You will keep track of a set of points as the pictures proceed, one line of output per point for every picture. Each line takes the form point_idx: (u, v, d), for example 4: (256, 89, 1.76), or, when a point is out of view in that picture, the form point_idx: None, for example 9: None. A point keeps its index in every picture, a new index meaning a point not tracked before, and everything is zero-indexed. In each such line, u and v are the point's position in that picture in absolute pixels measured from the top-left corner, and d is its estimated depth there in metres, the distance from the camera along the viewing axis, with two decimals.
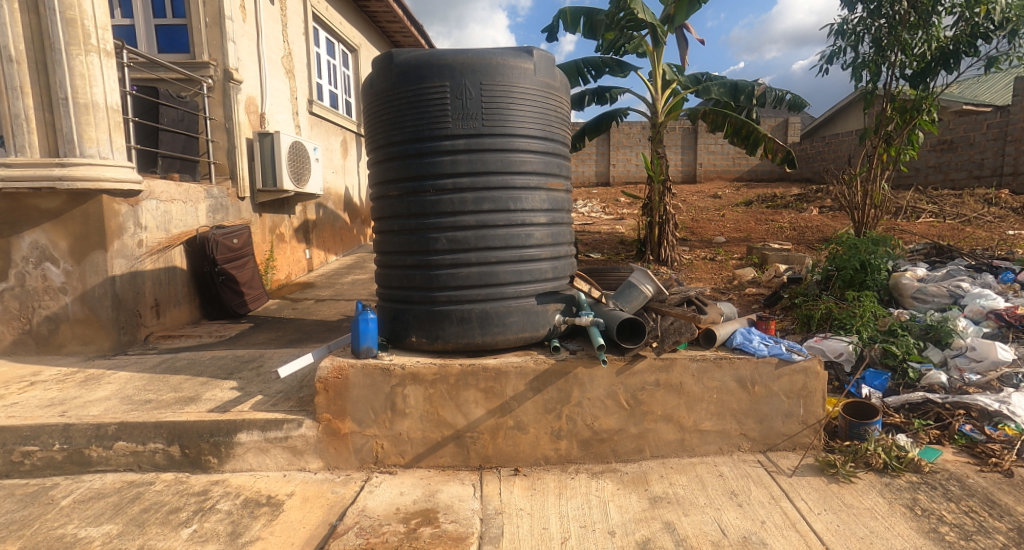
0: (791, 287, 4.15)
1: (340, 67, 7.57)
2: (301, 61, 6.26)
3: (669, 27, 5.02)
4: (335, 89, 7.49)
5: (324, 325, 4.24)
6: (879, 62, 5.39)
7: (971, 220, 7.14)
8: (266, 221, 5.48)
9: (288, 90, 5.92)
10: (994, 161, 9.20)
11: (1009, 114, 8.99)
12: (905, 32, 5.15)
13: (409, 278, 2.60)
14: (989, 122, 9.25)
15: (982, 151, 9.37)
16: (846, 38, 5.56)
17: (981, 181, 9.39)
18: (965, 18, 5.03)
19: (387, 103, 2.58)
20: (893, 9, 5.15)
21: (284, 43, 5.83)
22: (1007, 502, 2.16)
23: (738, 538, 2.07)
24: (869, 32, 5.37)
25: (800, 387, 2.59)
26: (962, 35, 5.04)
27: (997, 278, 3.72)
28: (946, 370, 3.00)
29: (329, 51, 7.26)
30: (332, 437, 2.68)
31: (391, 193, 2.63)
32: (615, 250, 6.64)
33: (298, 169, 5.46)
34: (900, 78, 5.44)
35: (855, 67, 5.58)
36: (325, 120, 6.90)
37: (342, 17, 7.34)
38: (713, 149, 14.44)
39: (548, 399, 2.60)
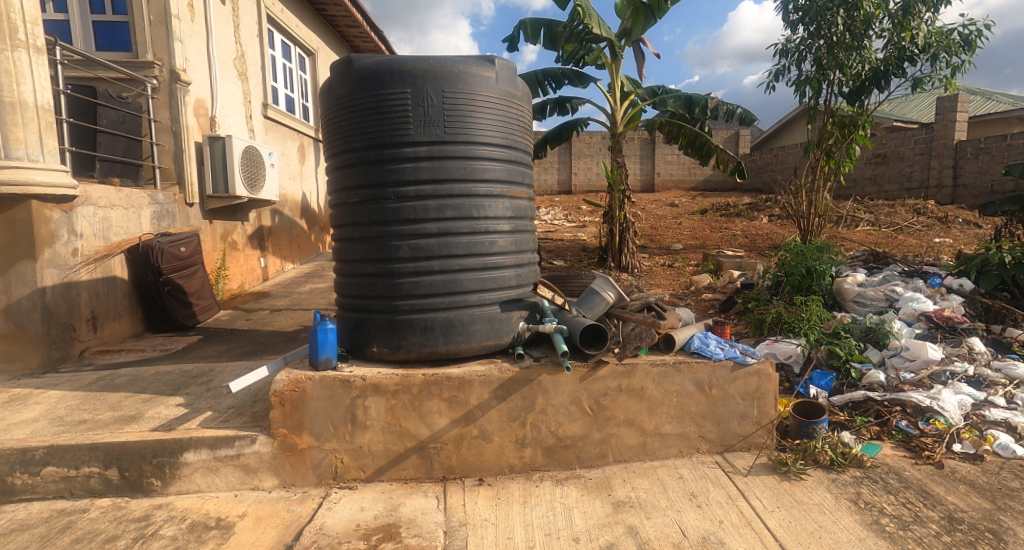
0: (744, 293, 4.34)
1: (296, 71, 7.37)
2: (254, 63, 6.06)
3: (626, 41, 5.15)
4: (291, 93, 7.28)
5: (280, 336, 4.08)
6: (819, 80, 5.73)
7: (903, 229, 7.69)
8: (217, 229, 5.24)
9: (240, 94, 5.72)
10: (921, 174, 9.92)
11: (933, 131, 9.76)
12: (842, 52, 5.50)
13: (370, 287, 2.55)
14: (916, 138, 10.01)
15: (911, 165, 10.11)
16: (790, 56, 5.91)
17: (910, 193, 10.11)
18: (894, 42, 5.45)
19: (347, 109, 2.55)
20: (831, 31, 5.47)
21: (235, 45, 5.63)
22: (939, 492, 2.33)
23: (698, 539, 2.14)
24: (811, 51, 5.71)
25: (755, 388, 2.69)
26: (890, 58, 5.48)
27: (926, 283, 3.97)
28: (884, 369, 3.18)
29: (285, 54, 7.06)
30: (288, 453, 2.58)
31: (351, 200, 2.58)
32: (577, 257, 6.73)
33: (252, 174, 5.25)
34: (838, 95, 5.80)
35: (799, 84, 5.92)
36: (280, 125, 6.69)
37: (298, 20, 7.16)
38: (670, 160, 14.93)
39: (512, 407, 2.60)
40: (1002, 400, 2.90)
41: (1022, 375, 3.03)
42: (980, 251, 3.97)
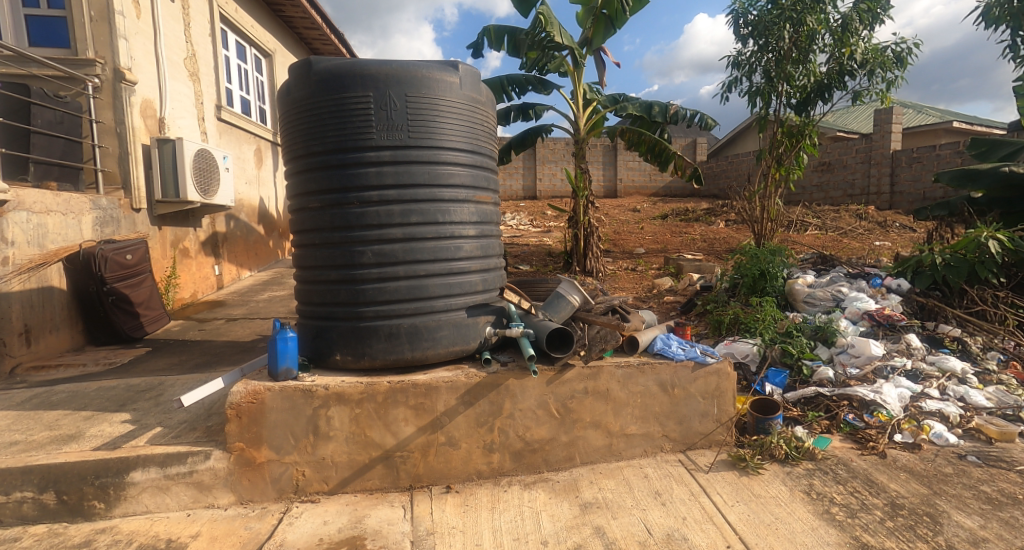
0: (703, 295, 4.48)
1: (252, 73, 7.14)
2: (206, 64, 5.83)
3: (588, 50, 5.26)
4: (247, 95, 7.04)
5: (237, 347, 3.91)
6: (769, 92, 5.99)
7: (847, 233, 8.14)
8: (167, 236, 5.00)
9: (191, 95, 5.49)
10: (862, 181, 10.55)
11: (872, 141, 10.38)
12: (789, 66, 5.80)
13: (333, 293, 2.50)
14: (857, 147, 10.64)
15: (853, 172, 10.73)
16: (741, 68, 6.19)
17: (853, 199, 10.71)
18: (835, 57, 5.78)
19: (307, 112, 2.50)
20: (778, 45, 5.74)
21: (186, 44, 5.40)
22: (883, 480, 2.47)
23: (662, 536, 2.20)
24: (760, 64, 5.98)
25: (714, 387, 2.78)
26: (832, 72, 5.81)
27: (868, 283, 4.23)
28: (832, 365, 3.35)
29: (239, 55, 6.82)
30: (246, 468, 2.48)
31: (312, 205, 2.53)
32: (543, 262, 6.78)
33: (204, 178, 5.04)
34: (787, 106, 6.08)
35: (750, 95, 6.19)
36: (235, 128, 6.45)
37: (254, 20, 6.94)
38: (631, 166, 15.27)
39: (479, 413, 2.59)
40: (937, 392, 3.11)
41: (952, 368, 3.27)
42: (915, 252, 4.24)
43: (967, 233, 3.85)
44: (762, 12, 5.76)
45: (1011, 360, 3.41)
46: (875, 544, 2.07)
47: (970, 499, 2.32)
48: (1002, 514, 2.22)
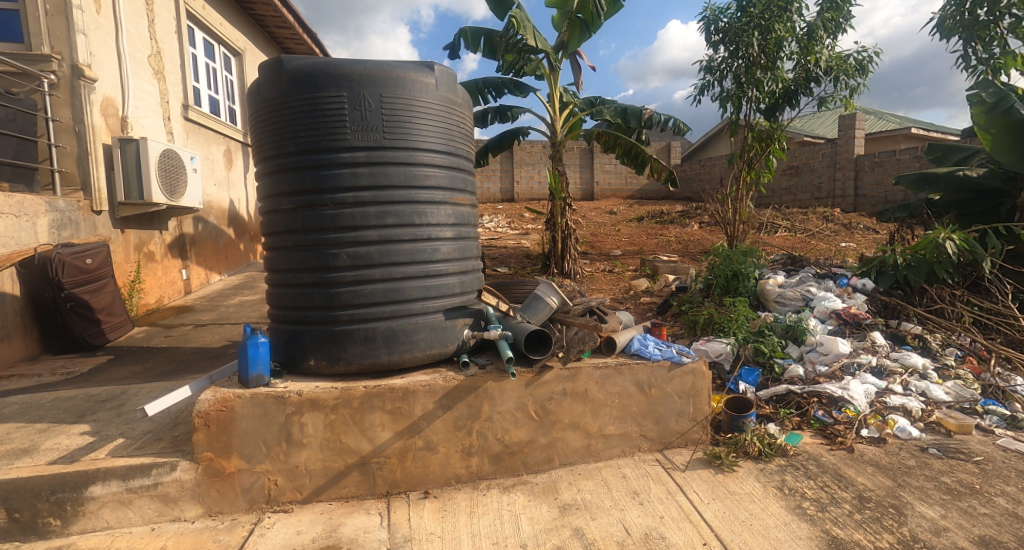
0: (678, 296, 4.55)
1: (221, 72, 6.94)
2: (172, 62, 5.66)
3: (563, 53, 5.30)
4: (215, 94, 6.85)
5: (205, 353, 3.78)
6: (739, 96, 6.19)
7: (815, 234, 8.40)
8: (130, 239, 4.81)
9: (156, 93, 5.31)
10: (828, 184, 10.92)
11: (837, 146, 10.75)
12: (758, 71, 5.99)
13: (306, 297, 2.44)
14: (823, 152, 11.01)
15: (820, 176, 11.09)
16: (713, 73, 6.35)
17: (820, 202, 11.07)
18: (802, 64, 5.96)
19: (278, 112, 2.45)
20: (748, 51, 5.93)
21: (150, 41, 5.23)
22: (851, 474, 2.55)
23: (641, 536, 2.21)
24: (731, 70, 6.17)
25: (690, 386, 2.82)
26: (799, 78, 5.99)
27: (835, 283, 4.37)
28: (802, 363, 3.44)
29: (207, 53, 6.64)
30: (215, 479, 2.39)
31: (284, 206, 2.47)
32: (521, 264, 6.78)
33: (170, 180, 4.88)
34: (757, 111, 6.28)
35: (721, 100, 6.36)
36: (204, 128, 6.26)
37: (223, 18, 6.76)
38: (608, 169, 15.43)
39: (457, 416, 2.57)
40: (900, 387, 3.23)
41: (914, 364, 3.40)
42: (879, 252, 4.40)
43: (926, 235, 3.91)
44: (732, 20, 5.92)
45: (969, 355, 3.57)
46: (844, 537, 2.13)
47: (932, 490, 2.41)
48: (962, 503, 2.31)
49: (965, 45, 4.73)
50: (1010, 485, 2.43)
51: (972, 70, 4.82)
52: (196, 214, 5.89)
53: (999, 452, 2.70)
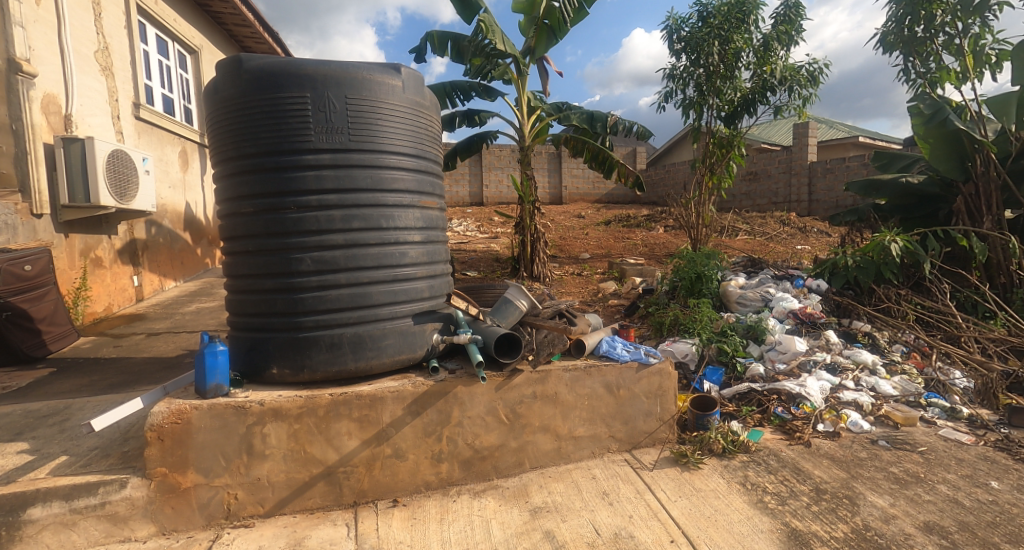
0: (645, 297, 4.64)
1: (175, 70, 6.65)
2: (122, 59, 5.39)
3: (530, 58, 5.34)
4: (169, 93, 6.55)
5: (160, 363, 3.60)
6: (701, 104, 6.34)
7: (773, 238, 8.73)
8: (75, 244, 4.54)
9: (104, 91, 5.05)
10: (784, 190, 11.38)
11: (792, 153, 11.21)
12: (718, 80, 6.20)
13: (269, 303, 2.36)
14: (779, 159, 11.47)
15: (776, 182, 11.55)
16: (676, 81, 6.53)
17: (777, 206, 11.52)
18: (758, 74, 6.22)
19: (237, 111, 2.37)
20: (708, 61, 6.13)
21: (96, 37, 4.97)
22: (808, 468, 2.65)
23: (610, 536, 2.24)
24: (693, 78, 6.35)
25: (657, 387, 2.87)
26: (756, 87, 6.25)
27: (792, 284, 4.55)
28: (763, 362, 3.56)
29: (160, 50, 6.35)
30: (169, 495, 2.28)
31: (244, 210, 2.39)
32: (491, 267, 6.77)
33: (119, 181, 4.64)
34: (717, 118, 6.47)
35: (684, 107, 6.53)
36: (157, 127, 5.98)
37: (177, 14, 6.48)
38: (576, 173, 15.59)
39: (427, 422, 2.53)
40: (852, 383, 3.39)
41: (865, 360, 3.58)
42: (832, 254, 4.61)
43: (873, 237, 4.14)
44: (694, 30, 6.14)
45: (913, 351, 3.78)
46: (803, 529, 2.21)
47: (882, 480, 2.53)
48: (908, 491, 2.44)
49: (905, 59, 5.00)
50: (951, 473, 2.58)
51: (913, 83, 5.09)
52: (148, 217, 5.61)
53: (941, 442, 2.87)
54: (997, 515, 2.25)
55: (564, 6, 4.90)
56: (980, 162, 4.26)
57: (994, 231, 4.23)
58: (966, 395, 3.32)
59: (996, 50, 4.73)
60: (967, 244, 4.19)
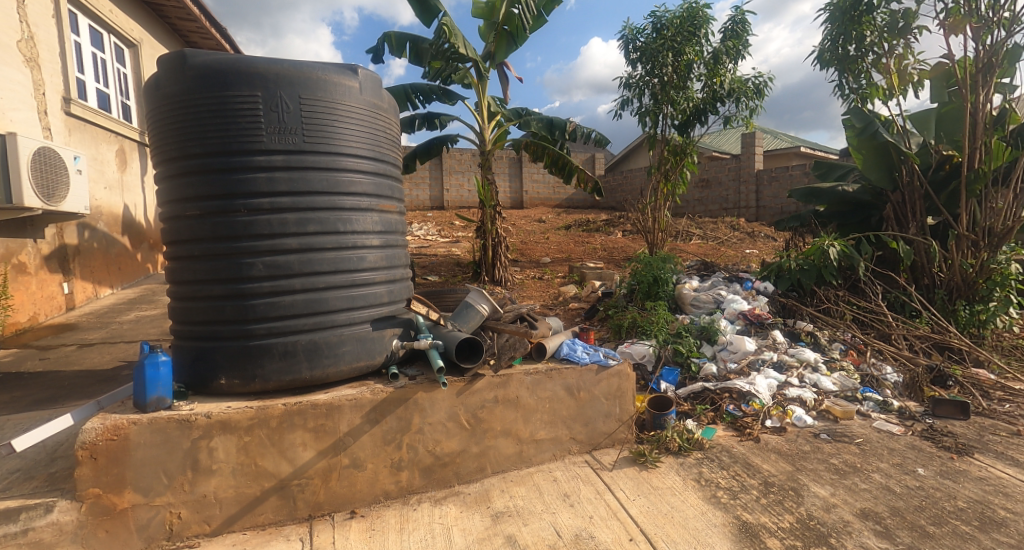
0: (605, 301, 4.73)
1: (111, 64, 6.24)
2: (51, 50, 5.02)
3: (491, 63, 5.34)
4: (105, 88, 6.11)
5: (97, 376, 3.35)
6: (656, 112, 6.57)
7: (724, 242, 9.08)
8: None
9: (29, 84, 4.68)
10: (734, 196, 11.87)
11: (741, 161, 11.70)
12: (672, 90, 6.41)
13: (217, 311, 2.25)
14: (729, 167, 11.96)
15: (726, 189, 12.04)
16: (632, 89, 6.73)
17: (728, 212, 11.99)
18: (709, 85, 6.44)
19: (181, 109, 2.25)
20: (662, 71, 6.36)
21: (20, 25, 4.60)
22: (758, 462, 2.77)
23: (571, 537, 2.25)
24: (648, 87, 6.56)
25: (616, 388, 2.92)
26: (707, 98, 6.46)
27: (742, 286, 4.75)
28: (715, 361, 3.71)
29: (95, 42, 5.94)
30: (104, 518, 2.13)
31: (189, 212, 2.26)
32: (452, 272, 6.71)
33: (47, 181, 4.30)
34: (671, 127, 6.64)
35: (640, 115, 6.74)
36: (91, 124, 5.58)
37: (113, 4, 6.10)
38: (536, 178, 15.69)
39: (386, 430, 2.47)
40: (797, 380, 3.57)
41: (807, 358, 3.77)
42: (778, 257, 4.86)
43: (813, 241, 4.40)
44: (648, 40, 6.34)
45: (850, 349, 4.02)
46: (753, 521, 2.31)
47: (824, 471, 2.68)
48: (847, 481, 2.59)
49: (839, 76, 5.27)
50: (884, 462, 2.76)
51: (846, 97, 5.38)
52: (80, 220, 5.22)
53: (875, 433, 3.07)
54: (924, 500, 2.43)
55: (523, 12, 4.91)
56: (906, 172, 4.59)
57: (918, 236, 4.57)
58: (896, 389, 3.57)
59: (917, 70, 5.12)
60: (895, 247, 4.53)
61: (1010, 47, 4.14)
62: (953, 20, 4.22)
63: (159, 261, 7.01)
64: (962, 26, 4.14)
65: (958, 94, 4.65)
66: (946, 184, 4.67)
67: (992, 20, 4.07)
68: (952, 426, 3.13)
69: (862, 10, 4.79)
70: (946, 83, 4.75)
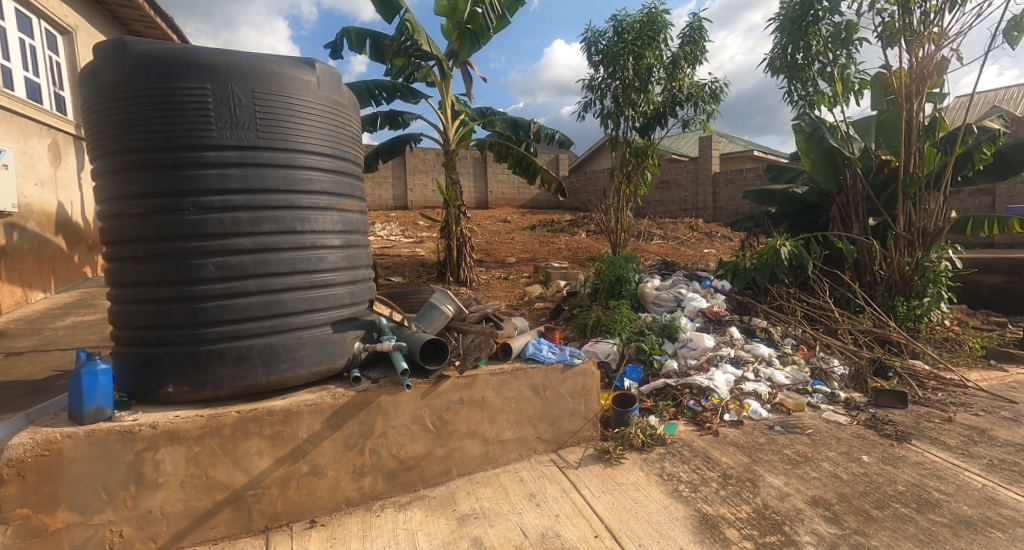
0: (570, 300, 4.77)
1: (43, 51, 5.83)
2: None
3: (454, 62, 5.29)
4: (35, 77, 5.71)
5: (32, 386, 3.12)
6: (618, 114, 6.71)
7: (684, 242, 9.34)
8: None
9: None
10: (692, 198, 12.22)
11: (698, 163, 12.06)
12: (633, 93, 6.55)
13: (163, 315, 2.13)
14: (687, 169, 12.31)
15: (686, 190, 12.39)
16: (595, 91, 6.84)
17: (687, 213, 12.34)
18: (669, 89, 6.62)
19: (121, 101, 2.12)
20: (624, 74, 6.50)
21: None
22: (717, 455, 2.86)
23: (537, 536, 2.26)
24: (610, 90, 6.70)
25: (581, 386, 2.94)
26: (667, 101, 6.62)
27: (701, 284, 4.88)
28: (676, 358, 3.80)
29: (23, 28, 5.54)
30: (35, 539, 1.98)
31: (131, 210, 2.13)
32: (417, 272, 6.62)
33: None
34: (632, 129, 6.75)
35: (603, 117, 6.84)
36: (20, 116, 5.20)
37: None
38: (501, 178, 15.67)
39: (348, 435, 2.40)
40: (752, 374, 3.71)
41: (762, 353, 3.92)
42: (734, 256, 5.06)
43: (767, 240, 4.63)
44: (610, 43, 6.47)
45: (802, 344, 4.20)
46: (713, 513, 2.37)
47: (777, 462, 2.79)
48: (799, 470, 2.71)
49: (788, 83, 5.50)
50: (832, 450, 2.90)
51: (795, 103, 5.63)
52: (7, 219, 4.85)
53: (824, 423, 3.22)
54: (868, 485, 2.56)
55: (486, 11, 4.87)
56: (849, 175, 4.85)
57: (861, 235, 4.85)
58: (843, 381, 3.76)
59: (859, 79, 5.37)
60: (841, 247, 4.77)
61: (939, 59, 4.43)
62: (889, 33, 4.51)
63: (99, 263, 6.59)
64: (897, 38, 4.43)
65: (894, 103, 4.91)
66: (885, 188, 5.00)
67: (923, 34, 4.34)
68: (893, 414, 3.32)
69: (809, 21, 5.10)
70: (884, 92, 4.99)
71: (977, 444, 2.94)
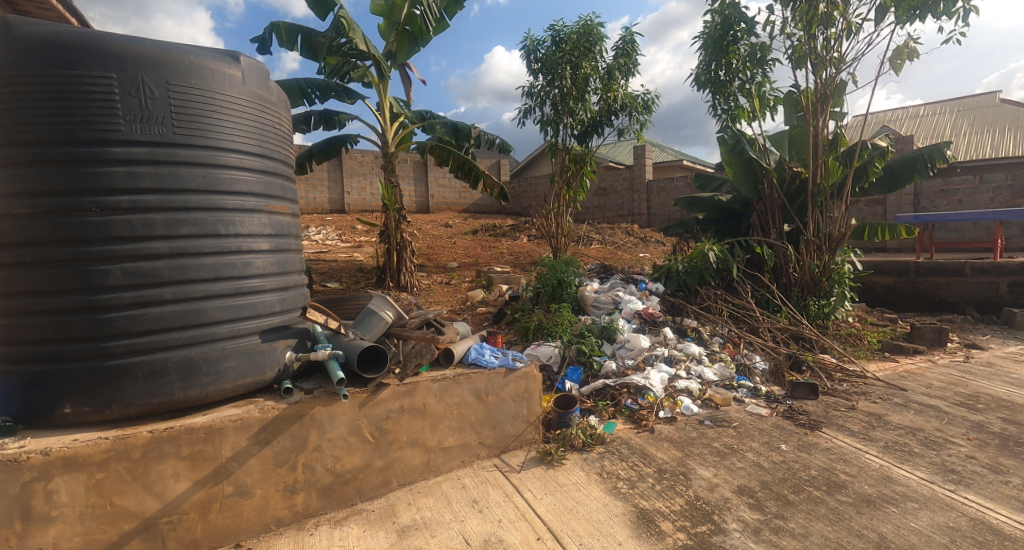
0: (512, 304, 4.79)
1: None
2: None
3: (392, 63, 5.17)
4: None
5: None
6: (556, 122, 6.86)
7: (621, 247, 9.65)
8: None
9: None
10: (628, 204, 12.68)
11: (633, 171, 12.53)
12: (571, 101, 6.70)
13: (60, 327, 1.92)
14: (623, 177, 12.76)
15: (621, 197, 12.83)
16: (534, 98, 6.94)
17: (623, 219, 12.78)
18: (604, 99, 6.82)
19: (7, 89, 1.89)
20: (562, 83, 6.62)
21: None
22: (654, 452, 2.97)
23: (480, 543, 2.24)
24: (548, 98, 6.82)
25: (524, 390, 2.96)
26: (603, 110, 6.82)
27: (637, 286, 5.05)
28: (614, 359, 3.92)
29: None
30: None
31: (21, 210, 1.91)
32: (354, 278, 6.41)
33: None
34: (571, 136, 6.94)
35: (542, 124, 6.95)
36: None
37: None
38: (441, 182, 15.53)
39: (278, 451, 2.27)
40: (684, 372, 3.89)
41: (692, 352, 4.12)
42: (666, 261, 5.31)
43: (695, 246, 4.93)
44: (548, 52, 6.60)
45: (727, 342, 4.46)
46: (650, 507, 2.46)
47: (707, 455, 2.94)
48: (726, 461, 2.87)
49: (713, 98, 5.86)
50: (755, 441, 3.10)
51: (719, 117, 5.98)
52: None
53: (748, 416, 3.43)
54: (786, 472, 2.75)
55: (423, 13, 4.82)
56: (766, 185, 5.23)
57: (777, 240, 5.24)
58: (764, 376, 4.03)
59: (774, 97, 5.83)
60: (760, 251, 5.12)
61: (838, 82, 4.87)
62: (797, 55, 4.88)
63: None
64: (804, 61, 4.83)
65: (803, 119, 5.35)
66: (796, 197, 5.44)
67: (825, 58, 4.78)
68: (807, 405, 3.61)
69: (729, 41, 5.46)
70: (795, 108, 5.44)
71: (876, 429, 3.25)
